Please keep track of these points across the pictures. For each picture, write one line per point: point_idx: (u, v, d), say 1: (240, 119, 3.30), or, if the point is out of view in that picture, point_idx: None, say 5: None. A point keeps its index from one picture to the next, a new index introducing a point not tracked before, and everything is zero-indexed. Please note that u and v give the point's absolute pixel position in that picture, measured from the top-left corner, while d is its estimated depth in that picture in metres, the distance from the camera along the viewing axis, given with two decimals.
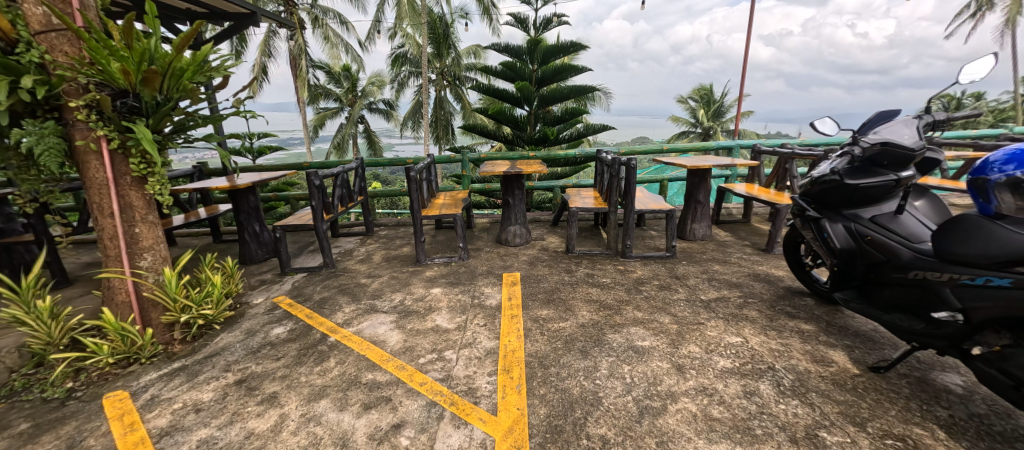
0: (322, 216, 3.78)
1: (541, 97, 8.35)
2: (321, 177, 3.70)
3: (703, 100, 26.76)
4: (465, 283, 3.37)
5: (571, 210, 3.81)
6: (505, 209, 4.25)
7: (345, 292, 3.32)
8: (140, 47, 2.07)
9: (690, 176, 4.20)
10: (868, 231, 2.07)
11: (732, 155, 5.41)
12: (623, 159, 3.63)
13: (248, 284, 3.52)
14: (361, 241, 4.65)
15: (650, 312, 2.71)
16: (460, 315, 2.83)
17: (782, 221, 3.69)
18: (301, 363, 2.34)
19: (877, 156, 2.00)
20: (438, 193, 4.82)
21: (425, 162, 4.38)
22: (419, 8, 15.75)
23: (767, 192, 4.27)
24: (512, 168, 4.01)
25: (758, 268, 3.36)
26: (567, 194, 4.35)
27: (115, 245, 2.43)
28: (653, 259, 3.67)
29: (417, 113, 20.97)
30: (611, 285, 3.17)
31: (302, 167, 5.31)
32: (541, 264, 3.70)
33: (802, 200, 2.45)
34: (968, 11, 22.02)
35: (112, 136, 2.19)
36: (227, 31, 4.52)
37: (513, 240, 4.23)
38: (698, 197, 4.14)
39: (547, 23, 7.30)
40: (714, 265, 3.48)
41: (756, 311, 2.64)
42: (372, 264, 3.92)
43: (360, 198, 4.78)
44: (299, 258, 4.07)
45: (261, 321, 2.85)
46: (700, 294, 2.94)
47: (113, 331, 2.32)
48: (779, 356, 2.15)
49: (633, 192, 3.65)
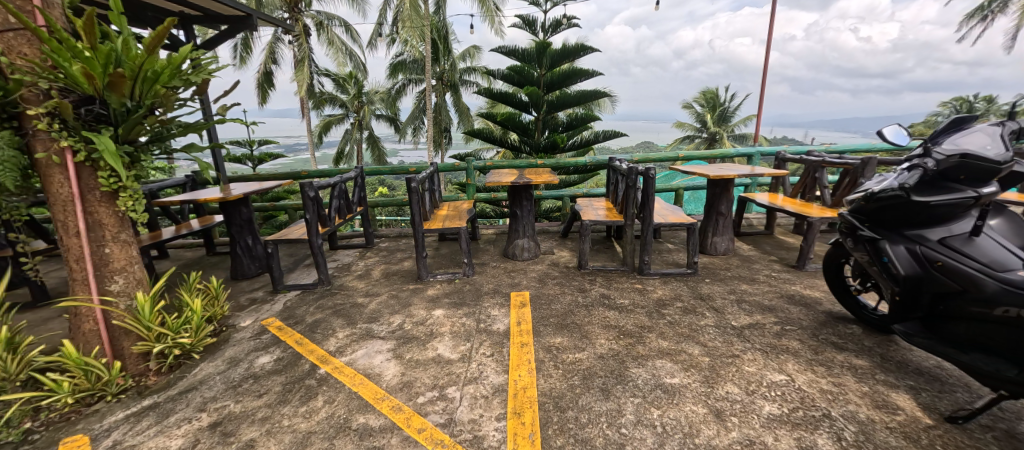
0: (317, 230, 3.53)
1: (548, 103, 8.05)
2: (316, 189, 3.43)
3: (710, 104, 26.46)
4: (470, 305, 3.09)
5: (584, 222, 3.55)
6: (513, 221, 4.00)
7: (340, 314, 3.06)
8: (106, 47, 1.83)
9: (712, 186, 3.91)
10: (937, 255, 1.78)
11: (751, 163, 5.09)
12: (641, 169, 3.35)
13: (237, 304, 3.27)
14: (359, 255, 4.41)
15: (676, 341, 2.42)
16: (464, 343, 2.56)
17: (816, 235, 3.38)
18: (285, 402, 2.07)
19: (954, 169, 1.70)
20: (441, 203, 4.54)
21: (427, 171, 4.12)
22: (422, 14, 15.65)
23: (794, 202, 3.98)
24: (520, 178, 3.77)
25: (791, 288, 3.06)
26: (578, 205, 4.10)
27: (82, 268, 2.17)
28: (673, 277, 3.39)
29: (420, 118, 20.82)
30: (630, 308, 2.88)
31: (299, 176, 5.06)
32: (551, 281, 3.43)
33: (850, 216, 2.13)
34: (979, 14, 21.63)
35: (76, 148, 1.96)
36: (217, 38, 4.27)
37: (521, 254, 3.97)
38: (719, 208, 3.85)
39: (556, 25, 7.03)
40: (741, 284, 3.18)
41: (797, 341, 2.35)
42: (371, 280, 3.66)
43: (359, 208, 4.53)
44: (293, 274, 3.83)
45: (246, 348, 2.60)
46: (730, 318, 2.65)
47: (74, 366, 2.06)
48: (833, 400, 1.85)
49: (652, 204, 3.38)
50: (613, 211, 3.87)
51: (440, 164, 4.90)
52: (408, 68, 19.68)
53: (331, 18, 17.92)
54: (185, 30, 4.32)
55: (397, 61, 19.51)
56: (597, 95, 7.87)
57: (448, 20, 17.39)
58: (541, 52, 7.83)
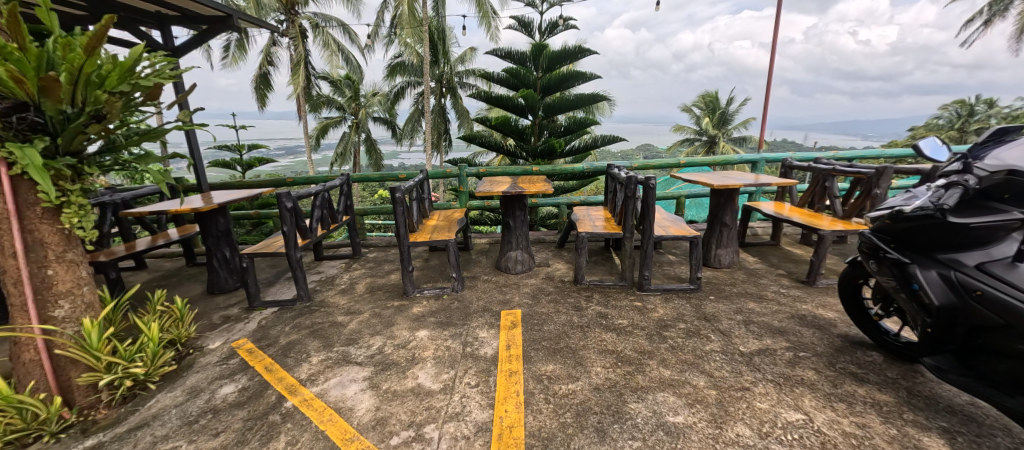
0: (295, 243, 3.31)
1: (545, 106, 7.84)
2: (294, 199, 3.21)
3: (710, 107, 26.30)
4: (457, 325, 2.88)
5: (580, 235, 3.34)
6: (505, 231, 3.80)
7: (316, 334, 2.84)
8: (38, 48, 1.65)
9: (716, 195, 3.70)
10: (976, 283, 1.57)
11: (756, 169, 4.88)
12: (641, 178, 3.14)
13: (208, 324, 3.06)
14: (345, 267, 4.20)
15: (679, 370, 2.20)
16: (447, 370, 2.35)
17: (828, 249, 3.17)
18: (243, 443, 1.86)
19: (999, 188, 1.54)
20: (432, 211, 4.34)
21: (416, 179, 3.91)
22: (419, 16, 15.45)
23: (803, 213, 3.80)
24: (513, 187, 3.56)
25: (802, 308, 2.85)
26: (574, 215, 3.91)
27: (20, 292, 1.94)
28: (674, 294, 3.18)
29: (418, 121, 20.63)
30: (629, 329, 2.67)
31: (284, 183, 4.84)
32: (545, 298, 3.21)
33: (874, 236, 1.93)
34: (981, 18, 21.46)
35: (10, 160, 1.74)
36: (195, 39, 4.07)
37: (514, 267, 3.76)
38: (724, 219, 3.65)
39: (554, 26, 6.82)
40: (748, 302, 2.97)
41: (812, 372, 2.14)
42: (354, 295, 3.45)
43: (346, 217, 4.32)
44: (272, 289, 3.62)
45: (210, 375, 2.39)
46: (738, 343, 2.44)
47: (6, 404, 1.83)
48: (858, 446, 1.64)
49: (652, 215, 3.18)
50: (611, 222, 3.66)
51: (430, 171, 4.68)
52: (406, 71, 19.48)
53: (329, 20, 17.76)
54: (162, 31, 4.11)
55: (394, 64, 19.30)
56: (596, 98, 7.66)
57: (446, 23, 17.19)
58: (537, 54, 7.64)
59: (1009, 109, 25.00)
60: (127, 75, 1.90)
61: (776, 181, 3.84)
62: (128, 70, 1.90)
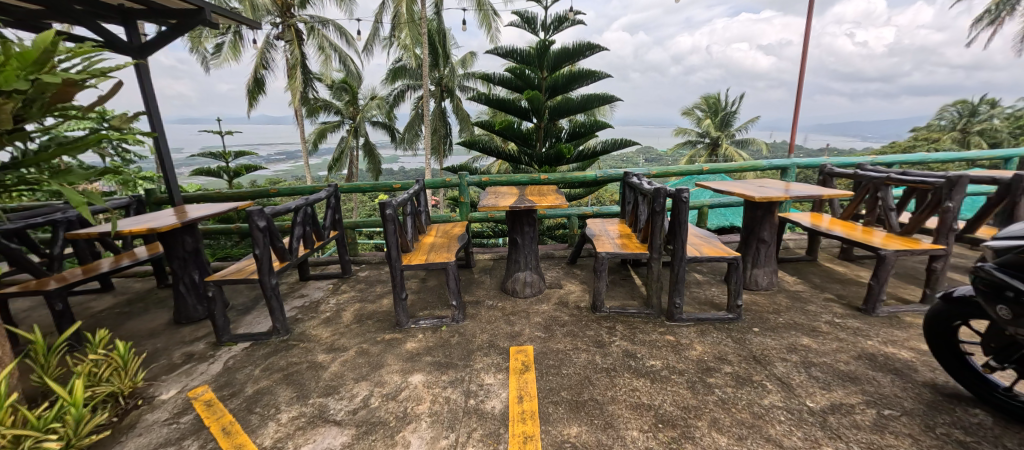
0: (271, 268, 2.85)
1: (551, 108, 7.40)
2: (269, 217, 2.76)
3: (712, 109, 25.96)
4: (458, 366, 2.43)
5: (600, 256, 2.90)
6: (511, 250, 3.36)
7: (290, 380, 2.38)
8: None
9: (752, 208, 3.25)
10: None
11: (786, 176, 4.44)
12: (672, 190, 2.70)
13: (166, 365, 2.61)
14: (332, 289, 3.75)
15: (737, 436, 1.75)
16: (445, 433, 1.89)
17: (890, 272, 2.73)
18: None
19: None
20: (429, 225, 3.90)
21: (412, 191, 3.48)
22: (417, 17, 15.10)
23: (852, 228, 3.37)
24: (520, 201, 3.12)
25: (868, 345, 2.39)
26: (589, 231, 3.48)
27: None
28: (711, 325, 2.73)
29: (416, 125, 20.25)
30: (664, 374, 2.22)
31: (267, 194, 4.40)
32: (560, 331, 2.77)
33: (1002, 273, 1.51)
34: (988, 18, 21.15)
35: None
36: (163, 35, 3.63)
37: (522, 290, 3.32)
38: (761, 235, 3.21)
39: (560, 22, 6.40)
40: (801, 337, 2.51)
41: (910, 442, 1.68)
42: (339, 327, 2.99)
43: (333, 233, 3.88)
44: (246, 319, 3.17)
45: (154, 440, 1.93)
46: (802, 395, 1.99)
47: None
48: None
49: (685, 234, 2.73)
50: (633, 239, 3.21)
51: (428, 180, 4.25)
52: (405, 74, 19.11)
53: (325, 23, 17.36)
54: (127, 27, 3.68)
55: (394, 67, 18.85)
56: (604, 98, 7.22)
57: (445, 25, 16.85)
58: (541, 54, 7.22)
59: (1016, 109, 24.67)
60: (34, 70, 1.53)
61: (825, 192, 3.36)
62: (34, 63, 1.52)
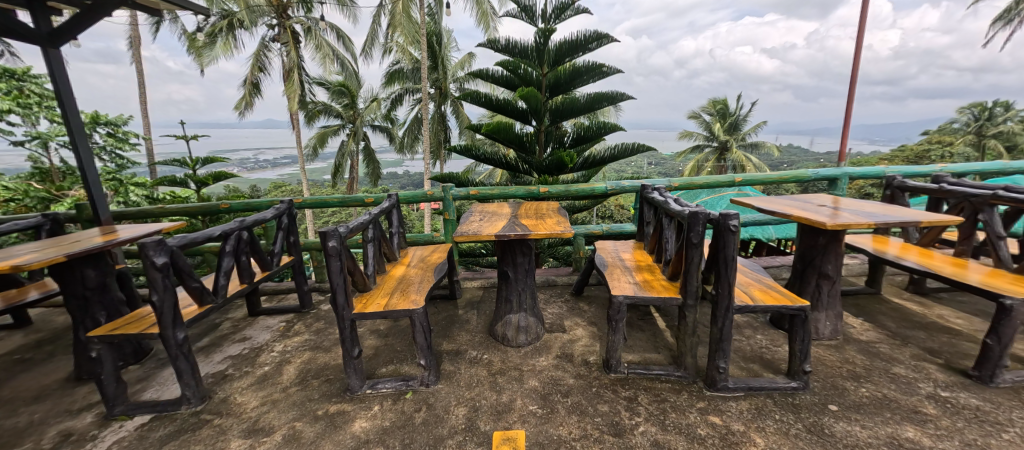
0: (180, 317, 2.16)
1: (552, 109, 6.70)
2: (171, 251, 2.06)
3: (720, 113, 25.31)
4: None
5: (616, 301, 2.18)
6: (502, 285, 2.66)
7: None
8: None
9: (812, 234, 2.52)
10: None
11: (835, 188, 3.70)
12: (713, 214, 1.98)
13: None
14: (283, 329, 3.05)
15: None
16: None
17: (1016, 327, 1.99)
18: None
19: None
20: (404, 250, 3.20)
21: (380, 209, 2.79)
22: (416, 19, 14.52)
23: (932, 256, 2.65)
24: (511, 227, 2.41)
25: (1009, 444, 1.65)
26: (598, 259, 2.77)
27: None
28: (769, 398, 2.00)
29: (416, 130, 19.72)
30: None
31: (216, 209, 3.72)
32: (563, 404, 2.05)
33: None
34: (1008, 19, 20.34)
35: None
36: (77, 18, 2.98)
37: (514, 338, 2.60)
38: (822, 268, 2.48)
39: (562, 10, 5.71)
40: (902, 425, 1.78)
41: None
42: (274, 390, 2.30)
43: (288, 259, 3.20)
44: (162, 376, 2.48)
45: None
46: None
47: None
48: None
49: (732, 275, 2.00)
50: (656, 274, 2.49)
51: (405, 194, 3.55)
52: (404, 78, 18.57)
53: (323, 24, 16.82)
54: (31, 7, 3.01)
55: (393, 71, 18.19)
56: (611, 97, 6.50)
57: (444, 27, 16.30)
58: (541, 48, 6.52)
59: None
60: None
61: (919, 216, 2.44)
62: None
